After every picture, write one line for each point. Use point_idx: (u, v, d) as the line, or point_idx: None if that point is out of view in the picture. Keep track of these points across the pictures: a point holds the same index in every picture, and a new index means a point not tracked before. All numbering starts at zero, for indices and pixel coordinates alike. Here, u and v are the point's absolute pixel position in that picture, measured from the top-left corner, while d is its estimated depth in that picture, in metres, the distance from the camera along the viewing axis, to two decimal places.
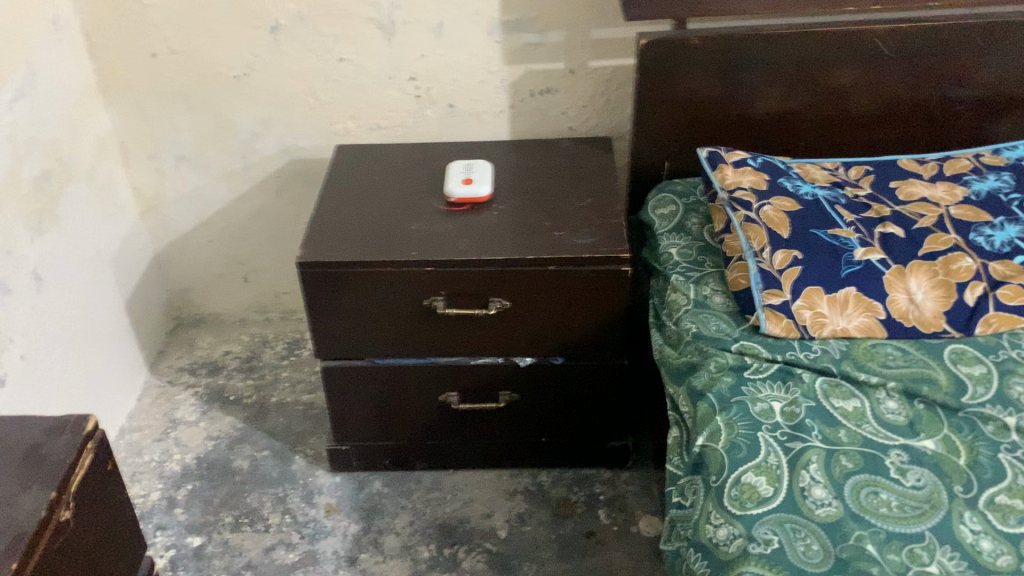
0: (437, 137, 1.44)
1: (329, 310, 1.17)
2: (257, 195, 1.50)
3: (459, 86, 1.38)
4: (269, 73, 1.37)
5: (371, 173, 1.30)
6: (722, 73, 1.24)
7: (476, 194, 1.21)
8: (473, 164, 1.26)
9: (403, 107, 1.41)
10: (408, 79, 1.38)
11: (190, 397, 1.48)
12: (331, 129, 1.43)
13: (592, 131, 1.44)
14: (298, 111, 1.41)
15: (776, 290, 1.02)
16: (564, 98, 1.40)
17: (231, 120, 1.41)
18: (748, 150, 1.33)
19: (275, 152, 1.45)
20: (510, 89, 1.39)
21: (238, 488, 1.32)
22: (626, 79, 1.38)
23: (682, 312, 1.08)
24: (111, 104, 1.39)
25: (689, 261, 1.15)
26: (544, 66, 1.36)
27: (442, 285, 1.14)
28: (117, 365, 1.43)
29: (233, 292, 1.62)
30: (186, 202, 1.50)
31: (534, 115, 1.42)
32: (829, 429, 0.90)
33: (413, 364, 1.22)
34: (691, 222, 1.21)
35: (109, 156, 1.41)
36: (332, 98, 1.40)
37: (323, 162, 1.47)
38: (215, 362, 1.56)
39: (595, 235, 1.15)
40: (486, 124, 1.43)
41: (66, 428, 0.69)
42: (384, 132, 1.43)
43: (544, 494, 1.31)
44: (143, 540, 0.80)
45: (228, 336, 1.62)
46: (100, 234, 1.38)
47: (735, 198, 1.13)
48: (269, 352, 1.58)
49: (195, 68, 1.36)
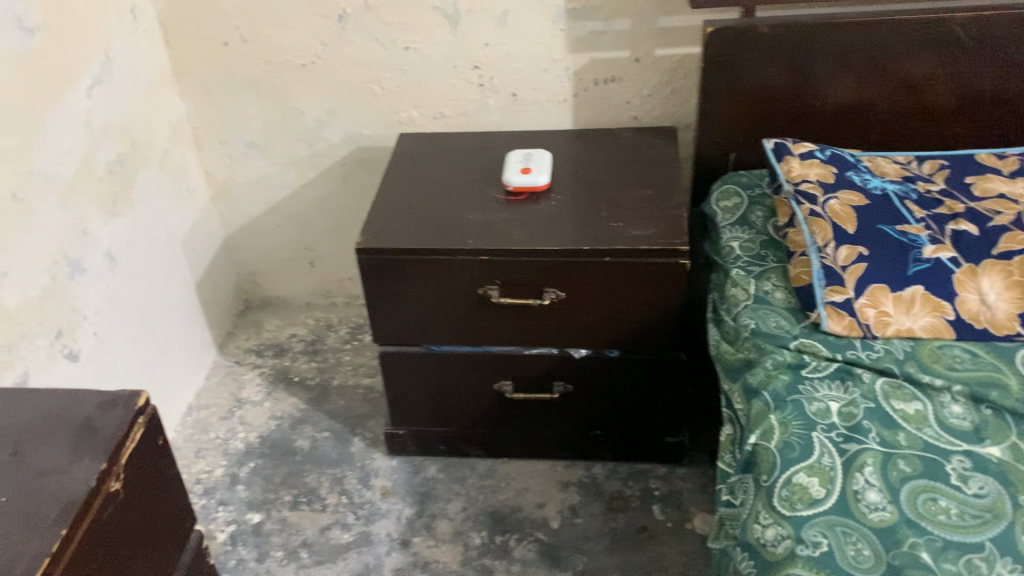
0: (500, 127, 1.44)
1: (387, 297, 1.19)
2: (323, 182, 1.53)
3: (522, 75, 1.38)
4: (335, 62, 1.39)
5: (432, 162, 1.31)
6: (791, 62, 1.21)
7: (533, 182, 1.20)
8: (532, 153, 1.26)
9: (466, 96, 1.41)
10: (472, 67, 1.38)
11: (256, 377, 1.52)
12: (395, 117, 1.44)
13: (657, 121, 1.42)
14: (363, 99, 1.42)
15: (839, 287, 1.00)
16: (628, 87, 1.38)
17: (299, 108, 1.44)
18: (817, 143, 1.29)
19: (340, 140, 1.47)
20: (573, 78, 1.38)
21: (298, 468, 1.35)
22: (692, 68, 1.35)
23: (741, 307, 1.05)
24: (184, 92, 1.44)
25: (751, 255, 1.12)
26: (608, 55, 1.35)
27: (496, 274, 1.14)
28: (187, 344, 1.48)
29: (299, 276, 1.65)
30: (255, 188, 1.54)
31: (597, 104, 1.40)
32: (888, 432, 0.87)
33: (468, 352, 1.23)
34: (755, 215, 1.19)
35: (181, 141, 1.45)
36: (396, 86, 1.41)
37: (387, 150, 1.48)
38: (281, 344, 1.60)
39: (653, 226, 1.14)
40: (549, 113, 1.42)
41: (119, 402, 0.65)
42: (447, 121, 1.44)
43: (598, 486, 1.30)
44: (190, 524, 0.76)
45: (294, 319, 1.66)
46: (172, 216, 1.42)
47: (800, 191, 1.10)
48: (333, 336, 1.61)
49: (264, 57, 1.39)
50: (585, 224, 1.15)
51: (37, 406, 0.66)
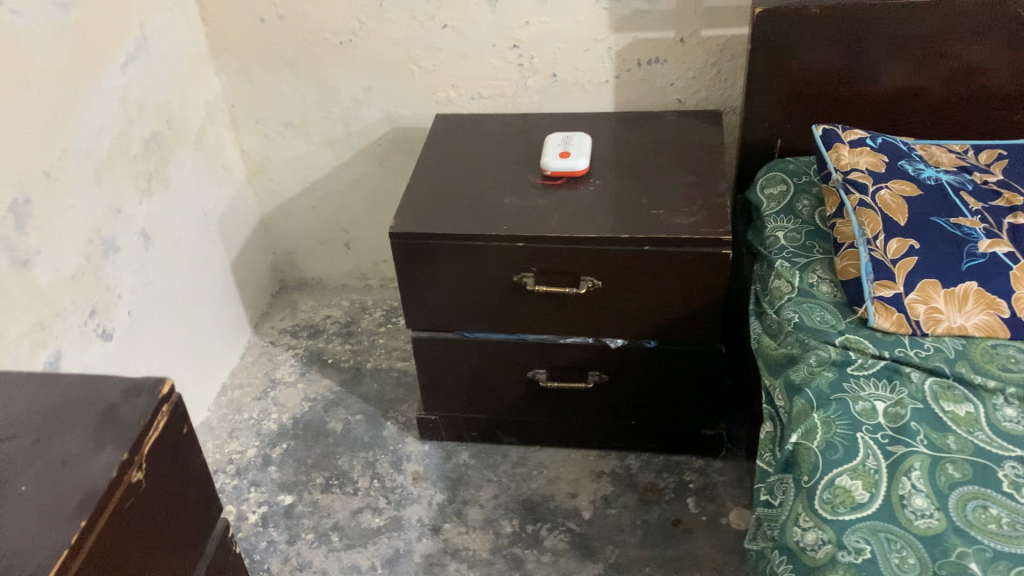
0: (540, 108, 1.41)
1: (421, 281, 1.17)
2: (359, 163, 1.51)
3: (563, 55, 1.34)
4: (372, 40, 1.36)
5: (470, 144, 1.29)
6: (844, 44, 1.15)
7: (572, 167, 1.18)
8: (572, 137, 1.23)
9: (505, 76, 1.38)
10: (512, 47, 1.34)
11: (290, 358, 1.52)
12: (432, 97, 1.42)
13: (701, 104, 1.38)
14: (401, 79, 1.40)
15: (888, 281, 0.96)
16: (672, 69, 1.34)
17: (335, 86, 1.42)
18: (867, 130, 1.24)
19: (376, 120, 1.46)
20: (616, 58, 1.34)
21: (330, 450, 1.35)
22: (739, 49, 1.31)
23: (785, 300, 1.02)
24: (221, 69, 1.43)
25: (795, 246, 1.09)
26: (652, 35, 1.31)
27: (532, 261, 1.12)
28: (222, 323, 1.48)
29: (334, 257, 1.64)
30: (291, 168, 1.53)
31: (640, 86, 1.37)
32: (937, 434, 0.83)
33: (502, 339, 1.21)
34: (802, 204, 1.15)
35: (217, 120, 1.44)
36: (434, 65, 1.38)
37: (423, 132, 1.46)
38: (315, 326, 1.59)
39: (695, 215, 1.11)
40: (590, 95, 1.39)
41: (143, 389, 0.64)
42: (485, 101, 1.41)
43: (632, 477, 1.28)
44: (217, 512, 0.75)
45: (329, 300, 1.65)
46: (208, 195, 1.42)
47: (849, 180, 1.05)
48: (368, 318, 1.60)
49: (301, 34, 1.37)
50: (625, 212, 1.12)
51: (61, 391, 0.65)
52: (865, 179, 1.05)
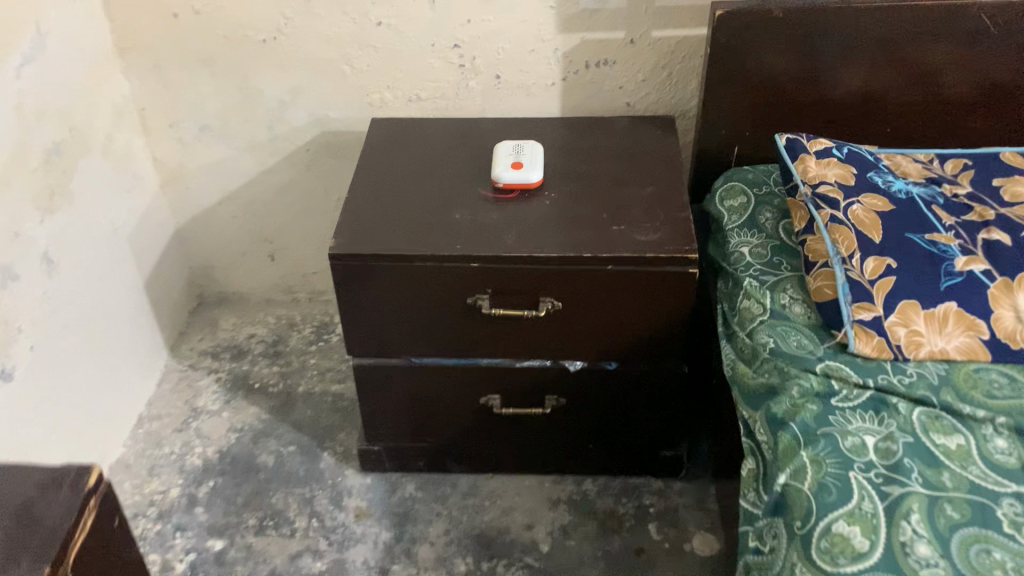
0: (482, 112, 1.32)
1: (363, 305, 1.07)
2: (285, 169, 1.39)
3: (507, 56, 1.26)
4: (299, 38, 1.25)
5: (411, 153, 1.19)
6: (806, 49, 1.11)
7: (526, 180, 1.10)
8: (523, 145, 1.15)
9: (445, 77, 1.28)
10: (452, 46, 1.25)
11: (212, 384, 1.40)
12: (365, 99, 1.31)
13: (651, 108, 1.32)
14: (331, 79, 1.29)
15: (867, 303, 0.91)
16: (622, 71, 1.27)
17: (259, 88, 1.30)
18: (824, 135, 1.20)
19: (304, 123, 1.34)
20: (563, 60, 1.26)
21: (262, 487, 1.24)
22: (691, 52, 1.25)
23: (757, 323, 0.96)
24: (128, 69, 1.29)
25: (762, 263, 1.03)
26: (601, 35, 1.24)
27: (488, 282, 1.04)
28: (136, 348, 1.35)
29: (258, 271, 1.52)
30: (208, 176, 1.40)
31: (588, 89, 1.29)
32: (931, 471, 0.79)
33: (453, 365, 1.13)
34: (765, 216, 1.09)
35: (125, 125, 1.30)
36: (367, 65, 1.28)
37: (355, 136, 1.35)
38: (239, 346, 1.47)
39: (659, 231, 1.04)
40: (535, 98, 1.31)
41: (64, 483, 0.57)
42: (423, 104, 1.32)
43: (590, 504, 1.22)
44: None
45: (252, 316, 1.53)
46: (118, 209, 1.28)
47: (819, 194, 1.00)
48: (296, 336, 1.49)
49: (220, 31, 1.25)
50: (585, 228, 1.05)
51: None
52: (836, 193, 1.00)
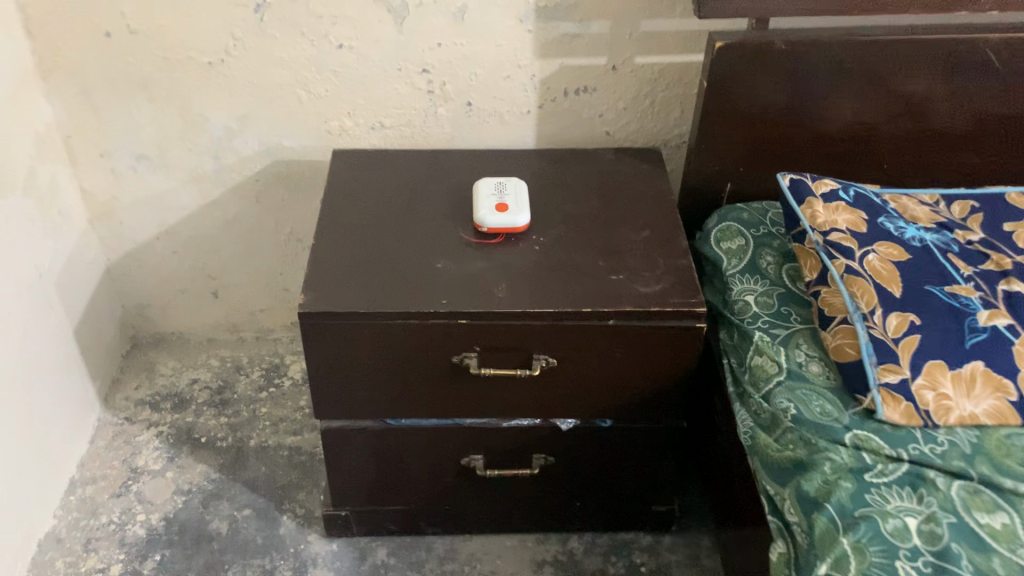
0: (451, 141, 1.23)
1: (335, 365, 0.96)
2: (231, 202, 1.27)
3: (479, 82, 1.17)
4: (249, 61, 1.14)
5: (380, 190, 1.08)
6: (806, 84, 1.04)
7: (512, 223, 1.01)
8: (505, 184, 1.06)
9: (411, 104, 1.19)
10: (420, 71, 1.16)
11: (153, 439, 1.26)
12: (323, 127, 1.20)
13: (631, 137, 1.24)
14: (285, 106, 1.18)
15: (893, 365, 0.85)
16: (602, 99, 1.20)
17: (202, 115, 1.18)
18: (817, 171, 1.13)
19: (254, 152, 1.22)
20: (540, 86, 1.18)
21: (216, 559, 1.11)
22: (674, 80, 1.19)
23: (774, 385, 0.90)
24: (53, 93, 1.15)
25: (771, 313, 0.97)
26: (581, 62, 1.16)
27: (476, 339, 0.94)
28: (66, 403, 1.21)
29: (199, 310, 1.39)
30: (145, 209, 1.27)
31: (565, 117, 1.21)
32: (979, 557, 0.72)
33: (433, 426, 1.03)
34: (766, 261, 1.03)
35: (51, 155, 1.16)
36: (326, 91, 1.17)
37: (311, 166, 1.24)
38: (181, 395, 1.33)
39: (661, 281, 0.96)
40: (508, 126, 1.22)
41: None
42: (386, 133, 1.21)
43: (577, 565, 1.14)
44: None
45: (193, 360, 1.39)
46: (44, 251, 1.14)
47: (831, 242, 0.94)
48: (243, 381, 1.36)
49: (160, 51, 1.12)
50: (580, 278, 0.97)
51: None
52: (849, 240, 0.94)
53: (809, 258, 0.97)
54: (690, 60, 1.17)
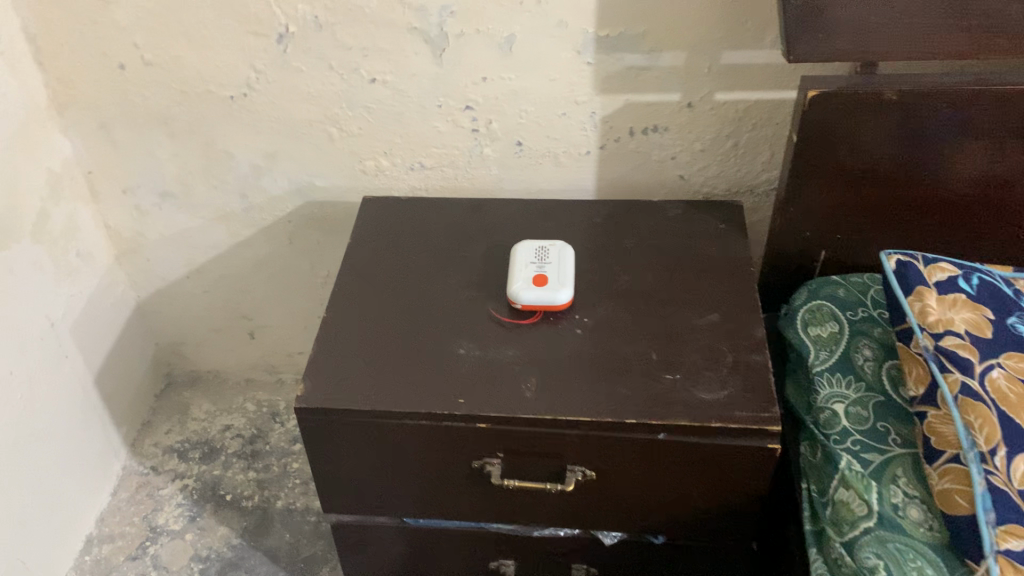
0: (499, 185, 1.09)
1: (340, 463, 0.84)
2: (262, 242, 1.17)
3: (530, 120, 1.02)
4: (274, 95, 1.02)
5: (408, 249, 0.95)
6: (924, 143, 0.84)
7: (551, 300, 0.86)
8: (548, 249, 0.91)
9: (453, 143, 1.05)
10: (463, 107, 1.01)
11: (176, 494, 1.19)
12: (358, 167, 1.08)
13: (709, 182, 1.07)
14: (315, 143, 1.06)
15: (1018, 527, 0.67)
16: (674, 139, 1.02)
17: (227, 151, 1.07)
18: (939, 244, 0.92)
19: (285, 191, 1.11)
20: (602, 125, 1.02)
21: None
22: (763, 119, 1.00)
23: (861, 534, 0.74)
24: (69, 128, 1.06)
25: (863, 430, 0.79)
26: (650, 98, 0.99)
27: (498, 445, 0.80)
28: (86, 455, 1.14)
29: (235, 349, 1.30)
30: (172, 247, 1.18)
31: (631, 159, 1.05)
32: None
33: (456, 528, 0.90)
34: (861, 356, 0.85)
35: (68, 194, 1.08)
36: (359, 128, 1.04)
37: (346, 209, 1.13)
38: (211, 443, 1.26)
39: (727, 385, 0.79)
40: (564, 169, 1.06)
41: None
42: (427, 173, 1.08)
43: None
44: None
45: (228, 402, 1.31)
46: (57, 299, 1.06)
47: (944, 349, 0.75)
48: (276, 431, 1.27)
49: (178, 85, 1.01)
50: (628, 376, 0.80)
51: None
52: (964, 346, 0.75)
53: (915, 365, 0.78)
54: (783, 97, 0.98)
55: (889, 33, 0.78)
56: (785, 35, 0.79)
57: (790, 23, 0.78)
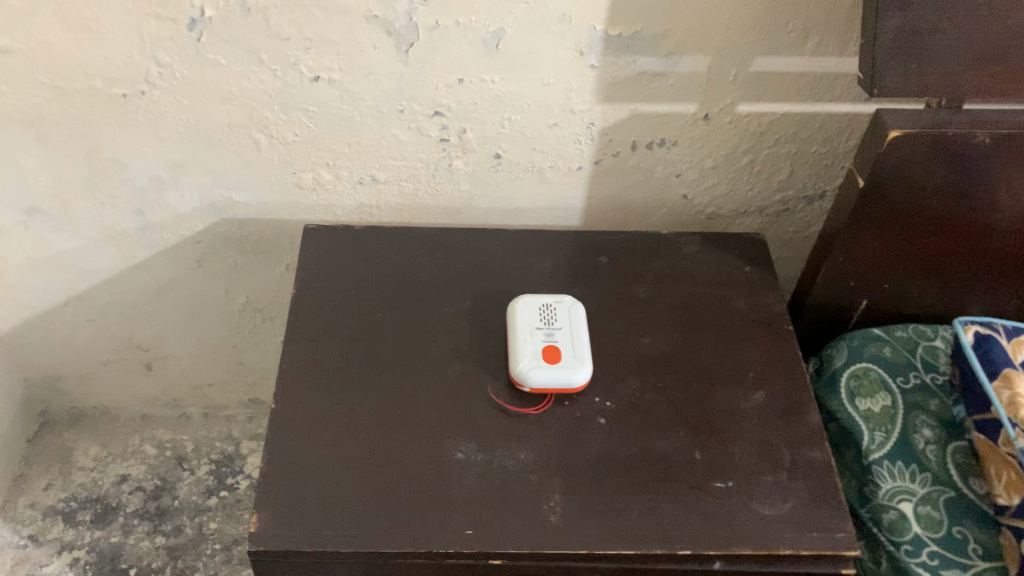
0: (468, 203, 0.89)
1: None
2: (165, 265, 0.94)
3: (513, 130, 0.83)
4: (183, 94, 0.78)
5: (372, 303, 0.76)
6: (1010, 195, 0.70)
7: (567, 381, 0.69)
8: (555, 307, 0.73)
9: (415, 155, 0.84)
10: (430, 113, 0.81)
11: (64, 572, 0.98)
12: (291, 181, 0.86)
13: (715, 202, 0.91)
14: (238, 153, 0.83)
15: None
16: (683, 154, 0.86)
17: (118, 160, 0.83)
18: (995, 294, 0.80)
19: (195, 208, 0.88)
20: (600, 137, 0.84)
21: None
22: (788, 135, 0.85)
23: None
24: None
25: (938, 537, 0.67)
26: (660, 108, 0.82)
27: None
28: None
29: (130, 382, 1.07)
30: (45, 272, 0.93)
31: (628, 176, 0.88)
32: None
33: None
34: (921, 438, 0.73)
35: None
36: (296, 135, 0.82)
37: (272, 228, 0.91)
38: (104, 500, 1.05)
39: (789, 495, 0.65)
40: (548, 186, 0.88)
41: None
42: (379, 189, 0.87)
43: None
44: None
45: (122, 445, 1.09)
46: None
47: None
48: (184, 482, 1.07)
49: (48, 79, 0.76)
50: (672, 489, 0.65)
51: None
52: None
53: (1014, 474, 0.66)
54: (814, 111, 0.83)
55: (994, 67, 0.64)
56: (871, 67, 0.63)
57: (881, 54, 0.62)
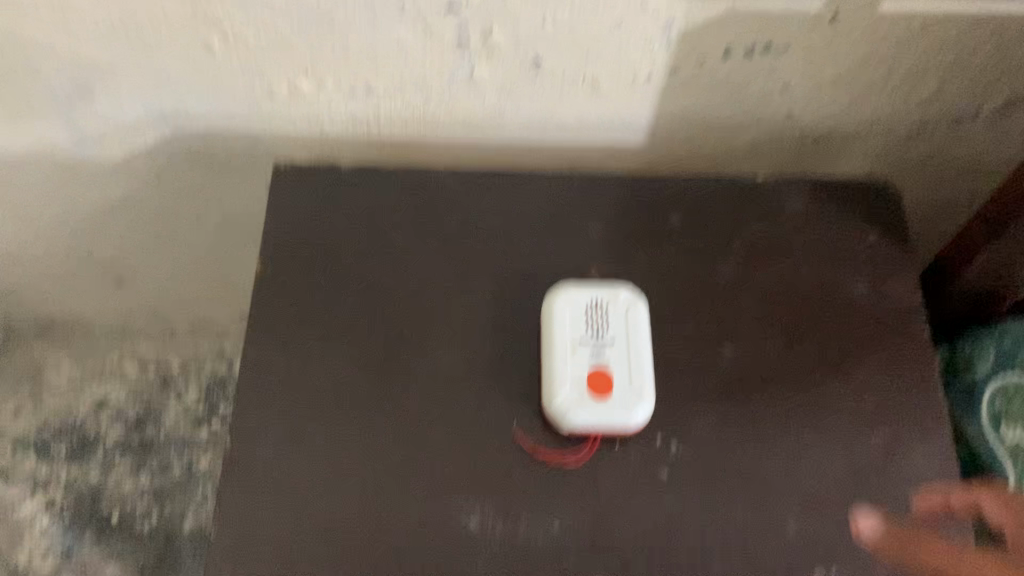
0: (496, 119, 0.67)
1: None
2: (115, 181, 0.74)
3: (560, 31, 0.59)
4: None
5: (364, 285, 0.57)
6: None
7: (620, 423, 0.51)
8: (606, 307, 0.55)
9: (424, 63, 0.62)
10: (443, 9, 0.57)
11: (40, 517, 0.88)
12: (260, 91, 0.65)
13: (826, 123, 0.68)
14: (185, 56, 0.61)
15: None
16: (792, 64, 0.62)
17: (29, 64, 0.62)
18: None
19: (141, 120, 0.68)
20: (679, 42, 0.60)
21: None
22: (947, 42, 0.60)
23: None
24: None
25: None
26: (770, 5, 0.57)
27: None
28: None
29: (97, 297, 0.91)
30: None
31: (714, 91, 0.65)
32: None
33: None
34: None
35: None
36: (261, 36, 0.60)
37: (242, 144, 0.70)
38: (81, 430, 0.92)
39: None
40: (604, 101, 0.66)
41: None
42: (378, 101, 0.66)
43: None
44: None
45: (100, 363, 0.96)
46: None
47: None
48: (171, 411, 0.94)
49: None
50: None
51: None
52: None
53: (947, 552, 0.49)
54: (990, 10, 0.58)
55: None
56: None
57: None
